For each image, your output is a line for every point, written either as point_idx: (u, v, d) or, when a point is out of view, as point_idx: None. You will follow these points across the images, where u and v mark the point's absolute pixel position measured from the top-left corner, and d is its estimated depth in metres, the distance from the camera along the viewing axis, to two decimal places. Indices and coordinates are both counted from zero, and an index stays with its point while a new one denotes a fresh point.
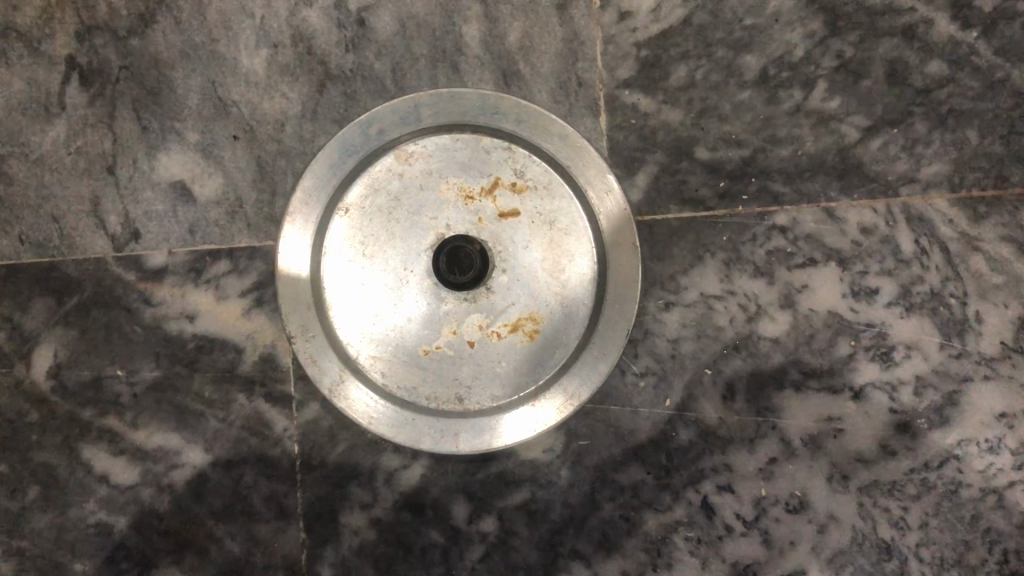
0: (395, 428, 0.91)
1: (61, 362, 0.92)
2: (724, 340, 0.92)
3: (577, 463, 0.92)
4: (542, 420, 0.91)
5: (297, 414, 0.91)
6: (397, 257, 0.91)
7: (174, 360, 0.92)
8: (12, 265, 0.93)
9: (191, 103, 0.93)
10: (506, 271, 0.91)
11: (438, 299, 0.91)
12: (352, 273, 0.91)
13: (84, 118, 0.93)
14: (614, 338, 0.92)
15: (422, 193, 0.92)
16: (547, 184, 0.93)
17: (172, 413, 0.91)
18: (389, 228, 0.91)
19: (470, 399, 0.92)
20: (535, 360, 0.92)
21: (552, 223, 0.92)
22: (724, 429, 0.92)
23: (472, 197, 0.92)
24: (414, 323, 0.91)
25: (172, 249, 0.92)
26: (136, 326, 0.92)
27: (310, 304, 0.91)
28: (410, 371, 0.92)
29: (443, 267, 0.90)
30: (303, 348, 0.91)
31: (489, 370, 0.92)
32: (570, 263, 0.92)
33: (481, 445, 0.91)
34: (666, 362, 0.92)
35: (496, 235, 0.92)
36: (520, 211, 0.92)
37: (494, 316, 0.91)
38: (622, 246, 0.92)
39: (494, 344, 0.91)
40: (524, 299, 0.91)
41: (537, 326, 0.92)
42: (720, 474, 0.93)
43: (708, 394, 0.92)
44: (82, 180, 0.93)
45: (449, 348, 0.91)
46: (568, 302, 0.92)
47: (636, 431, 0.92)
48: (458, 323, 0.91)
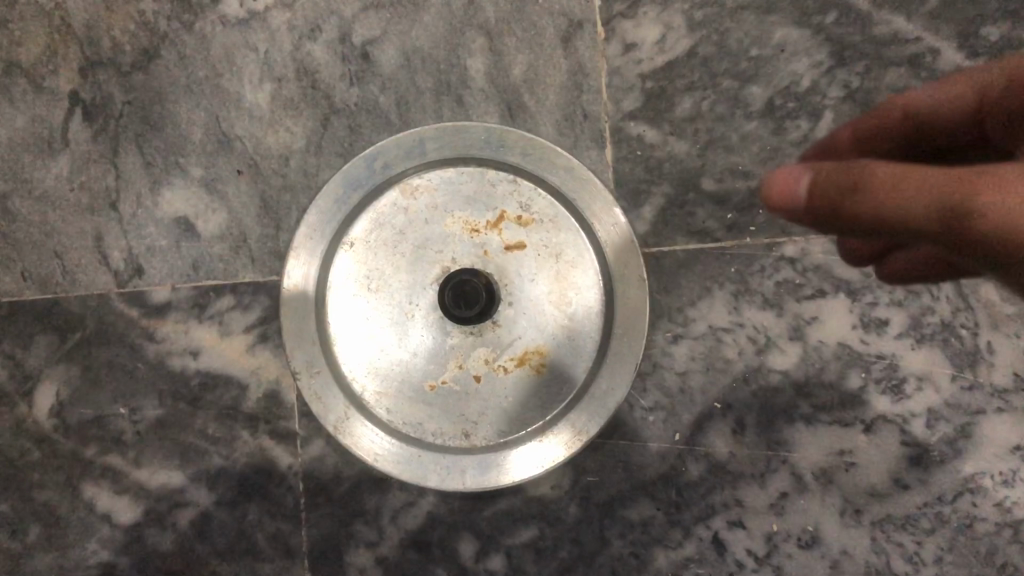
0: (401, 465, 0.89)
1: (63, 400, 0.91)
2: (733, 373, 0.91)
3: (585, 499, 0.91)
4: (550, 458, 0.89)
5: (302, 451, 0.90)
6: (402, 291, 0.89)
7: (177, 397, 0.91)
8: (16, 302, 0.93)
9: (195, 137, 0.93)
10: (512, 304, 0.89)
11: (444, 334, 0.89)
12: (356, 308, 0.90)
13: (87, 153, 0.92)
14: (622, 372, 0.89)
15: (427, 226, 0.90)
16: (553, 217, 0.90)
17: (176, 451, 0.90)
18: (393, 262, 0.90)
19: (476, 435, 0.89)
20: (543, 395, 0.89)
21: (559, 255, 0.90)
22: (733, 463, 0.91)
23: (477, 230, 0.90)
24: (420, 358, 0.89)
25: (176, 285, 0.92)
26: (139, 362, 0.91)
27: (315, 340, 0.90)
28: (415, 407, 0.89)
29: (449, 303, 0.86)
30: (309, 384, 0.89)
31: (496, 406, 0.89)
32: (577, 296, 0.90)
33: (489, 482, 0.89)
34: (674, 395, 0.92)
35: (501, 269, 0.89)
36: (526, 244, 0.90)
37: (501, 351, 0.89)
38: (628, 279, 0.89)
39: (501, 380, 0.89)
40: (531, 332, 0.89)
41: (544, 361, 0.89)
42: (731, 509, 0.91)
43: (717, 428, 0.91)
44: (85, 216, 0.92)
45: (455, 384, 0.89)
46: (576, 336, 0.90)
47: (645, 466, 0.91)
48: (464, 357, 0.89)
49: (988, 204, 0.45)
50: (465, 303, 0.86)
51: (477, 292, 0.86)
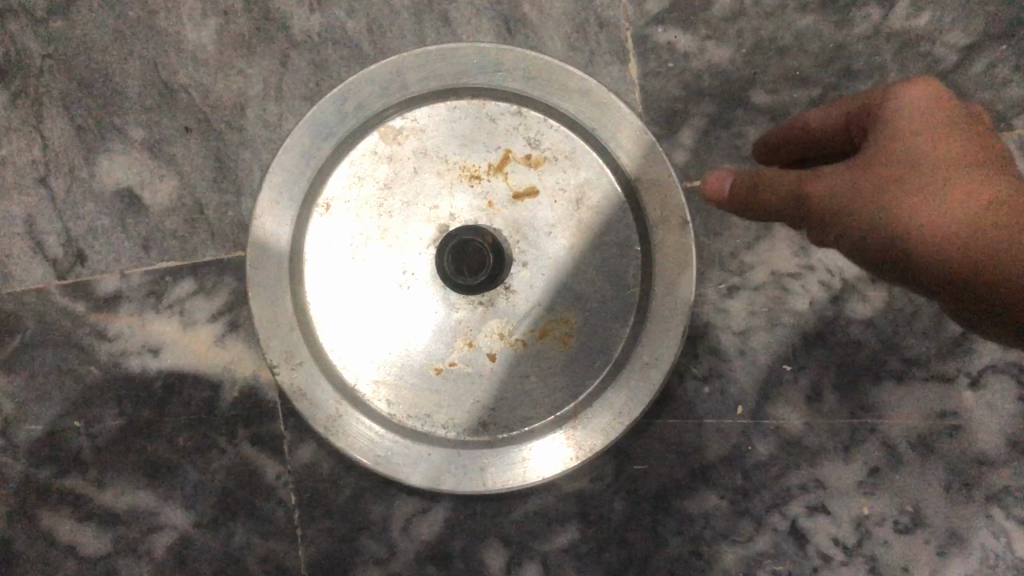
0: (407, 467, 0.73)
1: (8, 416, 0.77)
2: (804, 327, 0.75)
3: (632, 491, 0.75)
4: (585, 447, 0.72)
5: (290, 457, 0.76)
6: (392, 258, 0.73)
7: (140, 403, 0.76)
8: None
9: (130, 91, 0.77)
10: (527, 264, 0.73)
11: (448, 305, 0.72)
12: (339, 282, 0.73)
13: (7, 120, 0.77)
14: (670, 337, 0.71)
15: (418, 177, 0.73)
16: (570, 154, 0.73)
17: (144, 466, 0.76)
18: (379, 223, 0.73)
19: (496, 424, 0.73)
20: (572, 372, 0.73)
21: (579, 199, 0.73)
22: (811, 437, 0.75)
23: (478, 176, 0.73)
24: (420, 337, 0.73)
25: (125, 271, 0.77)
26: (91, 365, 0.77)
27: (293, 324, 0.74)
28: (419, 395, 0.73)
29: (449, 270, 0.69)
30: (289, 377, 0.74)
31: (517, 390, 0.73)
32: (607, 246, 0.73)
33: (514, 480, 0.72)
34: (733, 360, 0.75)
35: (511, 222, 0.73)
36: (539, 190, 0.73)
37: (518, 321, 0.72)
38: (668, 222, 0.71)
39: (521, 357, 0.72)
40: (553, 297, 0.72)
41: (570, 330, 0.73)
42: (811, 492, 0.75)
43: (788, 395, 0.75)
44: (12, 196, 0.77)
45: (466, 367, 0.73)
46: (607, 296, 0.73)
47: (702, 447, 0.75)
48: (473, 332, 0.72)
49: (814, 185, 0.54)
50: (467, 269, 0.69)
51: (480, 254, 0.69)
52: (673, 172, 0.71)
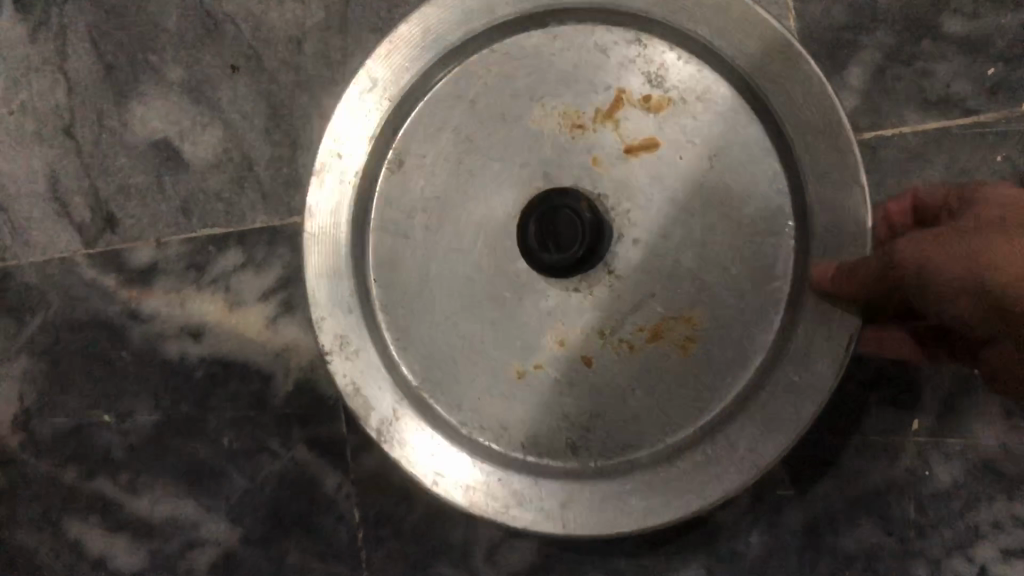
0: (477, 498, 0.46)
1: (29, 407, 0.66)
2: None
3: (775, 524, 0.60)
4: (710, 492, 0.44)
5: (353, 466, 0.63)
6: (456, 233, 0.46)
7: (179, 396, 0.64)
8: None
9: (169, 23, 0.64)
10: (638, 241, 0.45)
11: (529, 294, 0.46)
12: (397, 256, 0.47)
13: (25, 59, 0.65)
14: (832, 336, 0.44)
15: (502, 123, 0.46)
16: (702, 95, 0.46)
17: (182, 470, 0.65)
18: (441, 185, 0.47)
19: (594, 452, 0.46)
20: (701, 392, 0.45)
21: (712, 152, 0.45)
22: (1008, 462, 0.59)
23: (581, 126, 0.46)
24: (491, 326, 0.46)
25: (162, 239, 0.64)
26: (123, 351, 0.65)
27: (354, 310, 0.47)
28: (489, 403, 0.46)
29: (532, 243, 0.44)
30: (344, 373, 0.47)
31: (625, 414, 0.45)
32: (749, 206, 0.45)
33: (634, 523, 0.45)
34: (910, 364, 0.59)
35: (624, 196, 0.45)
36: (660, 142, 0.45)
37: (625, 314, 0.45)
38: (825, 160, 0.44)
39: (634, 362, 0.45)
40: (677, 284, 0.45)
41: (693, 332, 0.45)
42: (1006, 531, 0.59)
43: (982, 410, 0.59)
44: (32, 148, 0.65)
45: (553, 371, 0.46)
46: (745, 284, 0.45)
47: (868, 471, 0.59)
48: (564, 325, 0.45)
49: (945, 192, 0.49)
50: (556, 247, 0.44)
51: (576, 229, 0.43)
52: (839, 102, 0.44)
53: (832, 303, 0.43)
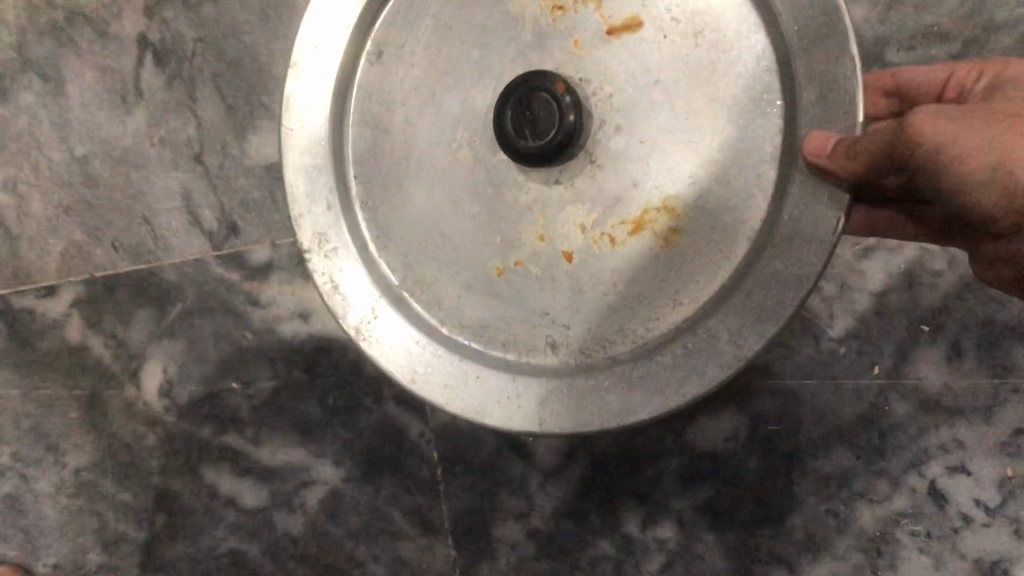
0: (449, 391, 0.49)
1: (171, 379, 0.82)
2: (943, 289, 0.74)
3: (768, 451, 0.76)
4: (682, 393, 0.45)
5: (433, 416, 0.79)
6: (430, 126, 0.49)
7: (291, 365, 0.81)
8: (110, 277, 0.83)
9: (275, 68, 0.79)
10: (619, 129, 0.45)
11: (510, 187, 0.47)
12: (369, 148, 0.50)
13: (164, 103, 0.82)
14: (818, 215, 0.42)
15: (477, 8, 0.48)
16: None
17: (295, 425, 0.81)
18: (416, 81, 0.49)
19: (570, 348, 0.48)
20: (682, 281, 0.45)
21: (698, 32, 0.44)
22: (951, 397, 0.74)
23: (562, 7, 0.46)
24: (478, 224, 0.48)
25: (275, 242, 0.81)
26: (246, 331, 0.81)
27: (336, 198, 0.51)
28: (468, 301, 0.49)
29: (509, 128, 0.45)
30: (324, 270, 0.51)
31: (604, 304, 0.47)
32: (741, 82, 0.44)
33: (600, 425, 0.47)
34: (870, 322, 0.75)
35: (604, 70, 0.45)
36: (643, 21, 0.45)
37: (603, 208, 0.46)
38: (808, 13, 0.42)
39: (613, 255, 0.46)
40: (657, 169, 0.45)
41: (676, 221, 0.45)
42: (950, 452, 0.74)
43: (927, 356, 0.74)
44: (170, 173, 0.82)
45: (531, 265, 0.47)
46: (731, 164, 0.44)
47: (840, 407, 0.75)
48: (547, 220, 0.47)
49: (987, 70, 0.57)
50: (534, 131, 0.45)
51: (554, 113, 0.44)
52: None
53: (820, 177, 0.42)
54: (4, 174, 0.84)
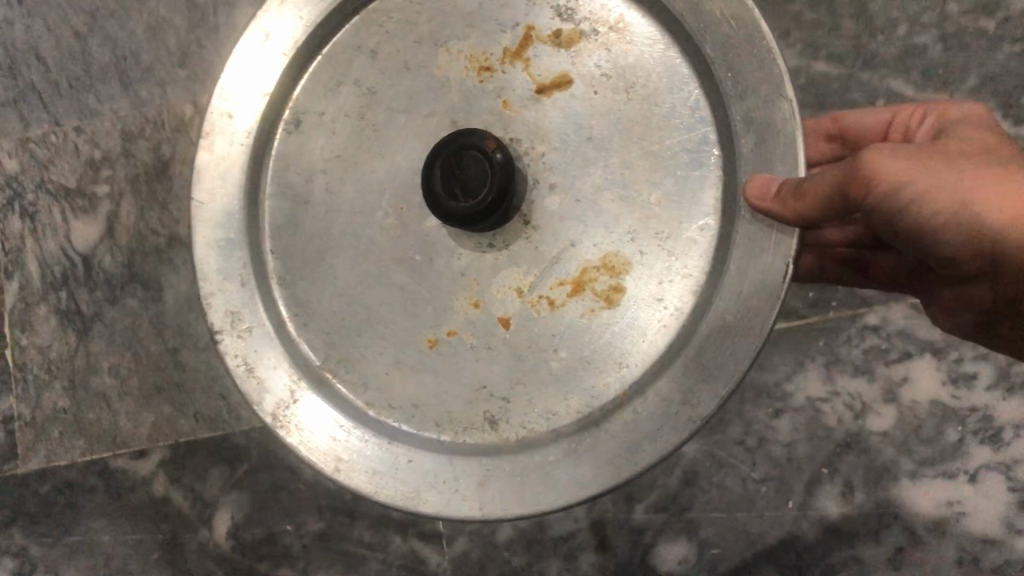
0: (378, 478, 0.67)
1: (237, 522, 1.04)
2: (836, 439, 0.98)
3: (712, 570, 0.98)
4: (631, 462, 0.62)
5: (448, 548, 1.01)
6: (368, 185, 0.70)
7: (336, 509, 1.02)
8: (192, 441, 1.05)
9: None
10: (555, 189, 0.66)
11: (444, 254, 0.68)
12: (292, 218, 0.72)
13: None
14: (765, 264, 0.60)
15: (411, 72, 0.69)
16: (614, 28, 0.66)
17: (339, 558, 1.02)
18: (363, 134, 0.70)
19: (507, 421, 0.66)
20: (607, 334, 0.65)
21: (628, 88, 0.65)
22: (849, 523, 0.96)
23: (490, 68, 0.68)
24: (410, 268, 0.69)
25: None
26: (300, 483, 1.03)
27: (248, 272, 0.72)
28: (398, 374, 0.69)
29: (440, 189, 0.63)
30: (238, 356, 0.71)
31: (541, 363, 0.66)
32: (682, 134, 0.64)
33: (520, 508, 0.64)
34: (784, 465, 0.98)
35: (525, 123, 0.66)
36: (572, 77, 0.66)
37: (541, 273, 0.66)
38: (740, 66, 0.61)
39: (550, 319, 0.66)
40: (591, 239, 0.65)
41: (616, 282, 0.65)
42: (851, 567, 0.96)
43: (829, 491, 0.97)
44: None
45: (471, 332, 0.67)
46: (669, 214, 0.64)
47: (765, 533, 0.98)
48: (483, 291, 0.67)
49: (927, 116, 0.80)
50: (461, 189, 0.63)
51: (484, 170, 0.63)
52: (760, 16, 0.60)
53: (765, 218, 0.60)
54: (111, 361, 1.08)
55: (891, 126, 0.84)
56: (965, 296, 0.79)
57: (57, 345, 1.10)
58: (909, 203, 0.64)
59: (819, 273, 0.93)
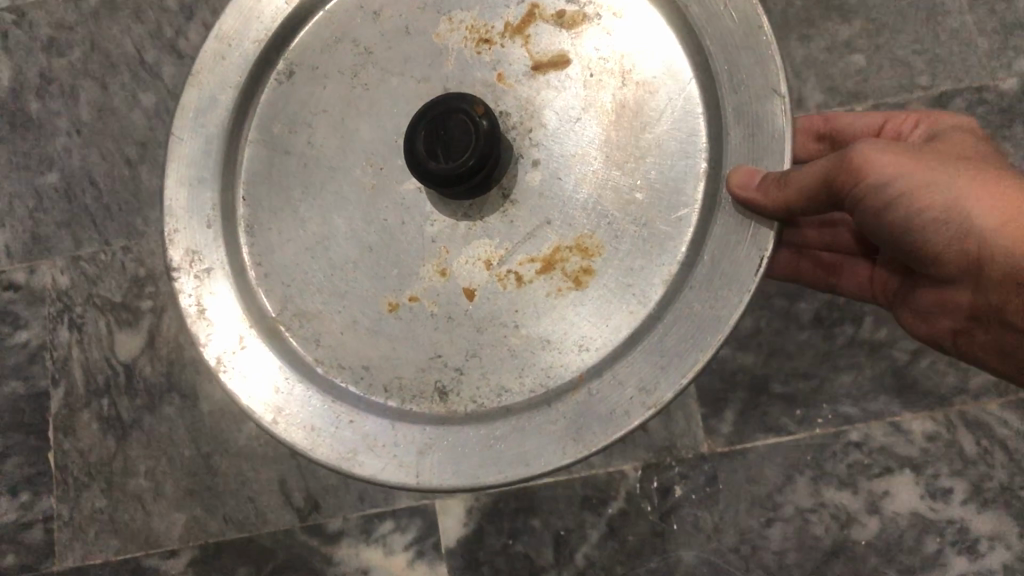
0: (316, 435, 0.62)
1: None
2: (824, 548, 1.05)
3: None
4: (580, 442, 0.57)
5: None
6: (349, 146, 0.65)
7: None
8: (221, 541, 1.13)
9: None
10: (540, 165, 0.62)
11: (415, 217, 0.63)
12: (271, 163, 0.67)
13: None
14: (739, 254, 0.57)
15: (406, 38, 0.65)
16: (614, 9, 0.63)
17: None
18: (344, 102, 0.66)
19: (458, 396, 0.61)
20: (572, 308, 0.60)
21: (624, 72, 0.61)
22: None
23: (490, 40, 0.64)
24: (376, 249, 0.63)
25: (347, 515, 1.12)
26: None
27: (217, 211, 0.67)
28: (354, 344, 0.64)
29: (421, 150, 0.58)
30: (191, 294, 0.65)
31: (500, 344, 0.61)
32: (668, 124, 0.61)
33: (462, 478, 0.58)
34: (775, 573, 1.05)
35: (520, 98, 0.62)
36: (570, 57, 0.62)
37: (512, 245, 0.61)
38: (737, 56, 0.59)
39: (515, 290, 0.61)
40: (565, 216, 0.61)
41: (586, 263, 0.60)
42: None
43: None
44: (272, 464, 1.13)
45: (434, 299, 0.62)
46: (647, 203, 0.60)
47: None
48: (450, 256, 0.62)
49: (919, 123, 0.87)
50: (444, 150, 0.58)
51: (471, 129, 0.58)
52: (763, 11, 0.59)
53: (741, 211, 0.58)
54: (147, 465, 1.16)
55: (884, 129, 0.92)
56: (938, 300, 0.77)
57: (96, 448, 1.17)
58: (890, 199, 0.66)
59: (795, 273, 0.99)
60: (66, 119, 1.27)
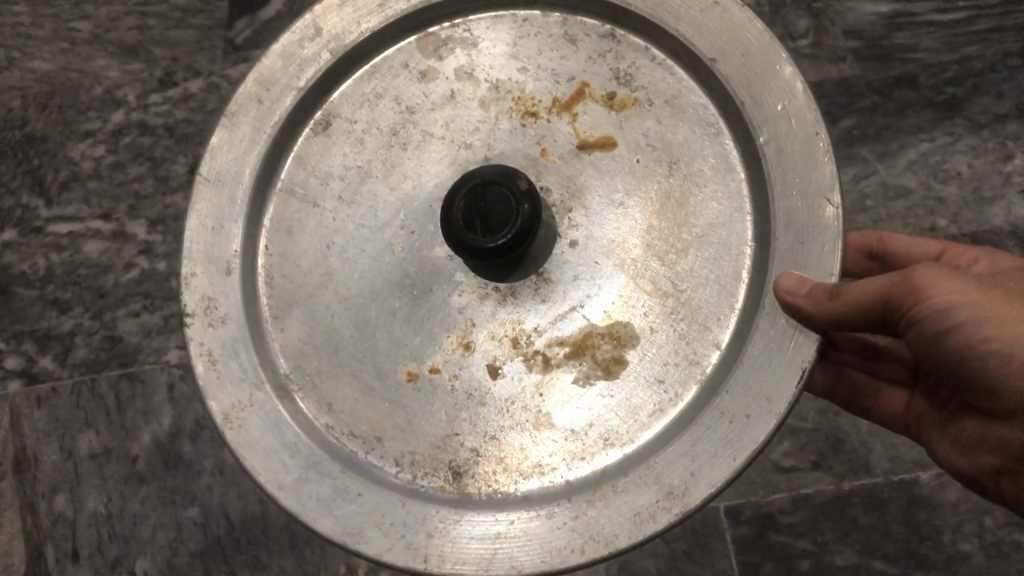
0: (322, 507, 0.78)
1: None
2: None
3: None
4: (601, 538, 0.74)
5: None
6: (403, 209, 0.87)
7: None
8: None
9: None
10: (575, 244, 0.84)
11: (444, 283, 0.85)
12: (306, 222, 0.89)
13: None
14: (788, 372, 0.75)
15: (467, 117, 0.89)
16: (673, 104, 0.86)
17: None
18: (388, 156, 0.89)
19: (468, 474, 0.80)
20: (597, 403, 0.80)
21: (671, 163, 0.84)
22: None
23: (535, 114, 0.88)
24: (408, 310, 0.85)
25: None
26: None
27: (235, 258, 0.86)
28: (392, 414, 0.83)
29: (460, 224, 0.77)
30: (199, 340, 0.84)
31: (526, 407, 0.80)
32: (711, 215, 0.83)
33: (490, 548, 0.75)
34: None
35: (559, 170, 0.86)
36: (616, 142, 0.85)
37: (541, 334, 0.82)
38: (790, 161, 0.79)
39: (530, 373, 0.81)
40: (598, 304, 0.82)
41: (618, 353, 0.80)
42: None
43: None
44: None
45: (454, 372, 0.82)
46: (671, 294, 0.81)
47: None
48: (473, 335, 0.83)
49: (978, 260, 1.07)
50: (482, 224, 0.77)
51: (510, 211, 0.77)
52: (819, 125, 0.79)
53: (788, 318, 0.76)
54: None
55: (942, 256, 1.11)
56: (985, 440, 0.91)
57: None
58: (957, 323, 0.78)
59: (832, 390, 1.15)
60: (212, 461, 1.46)
